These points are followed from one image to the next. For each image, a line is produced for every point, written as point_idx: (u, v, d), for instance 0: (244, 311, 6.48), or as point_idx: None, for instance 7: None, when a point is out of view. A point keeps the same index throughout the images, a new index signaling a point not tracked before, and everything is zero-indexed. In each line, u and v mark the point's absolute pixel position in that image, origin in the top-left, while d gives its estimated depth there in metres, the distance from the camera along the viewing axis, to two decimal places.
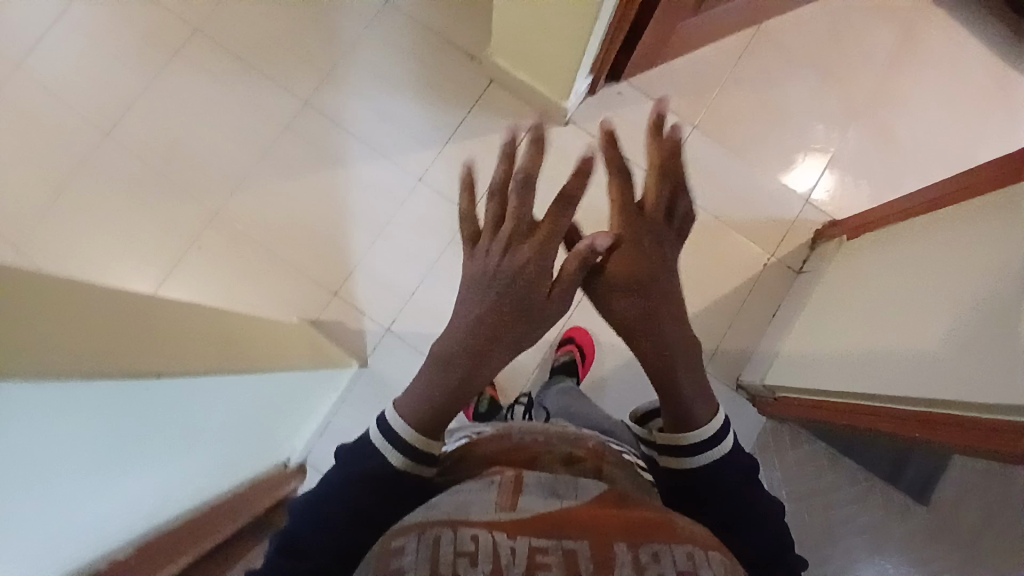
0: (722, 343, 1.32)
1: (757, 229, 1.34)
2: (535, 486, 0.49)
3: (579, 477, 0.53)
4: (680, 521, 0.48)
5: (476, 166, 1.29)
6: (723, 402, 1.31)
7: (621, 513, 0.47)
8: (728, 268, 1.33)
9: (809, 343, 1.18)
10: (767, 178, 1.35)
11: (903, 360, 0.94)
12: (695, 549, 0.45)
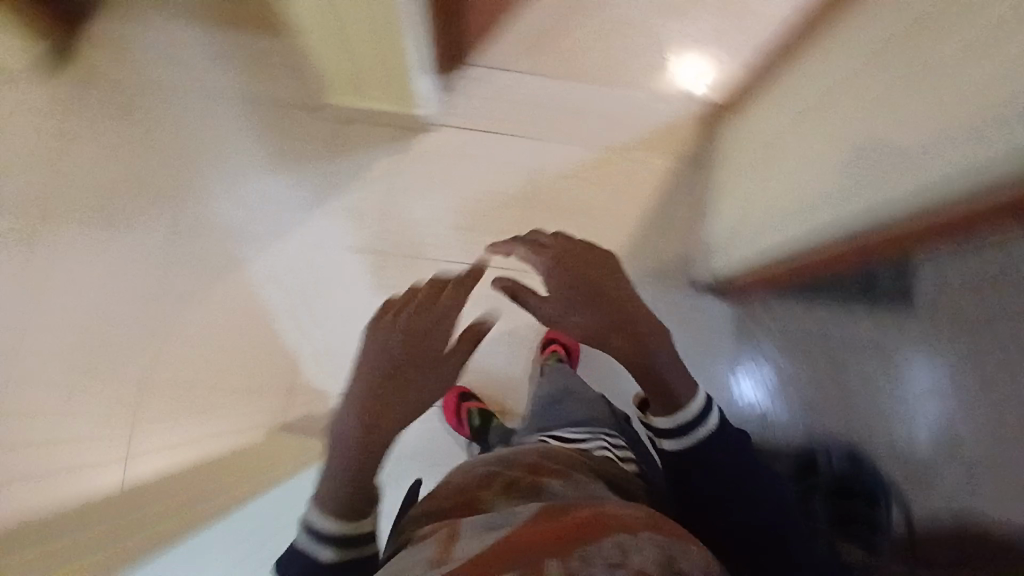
0: (672, 263, 1.31)
1: (653, 144, 1.32)
2: (473, 528, 0.51)
3: (515, 502, 0.54)
4: (612, 509, 0.51)
5: (368, 210, 1.28)
6: (694, 312, 1.31)
7: (554, 523, 0.48)
8: (645, 192, 1.32)
9: (747, 226, 1.16)
10: (640, 91, 1.33)
11: (832, 202, 0.92)
12: (625, 537, 0.47)
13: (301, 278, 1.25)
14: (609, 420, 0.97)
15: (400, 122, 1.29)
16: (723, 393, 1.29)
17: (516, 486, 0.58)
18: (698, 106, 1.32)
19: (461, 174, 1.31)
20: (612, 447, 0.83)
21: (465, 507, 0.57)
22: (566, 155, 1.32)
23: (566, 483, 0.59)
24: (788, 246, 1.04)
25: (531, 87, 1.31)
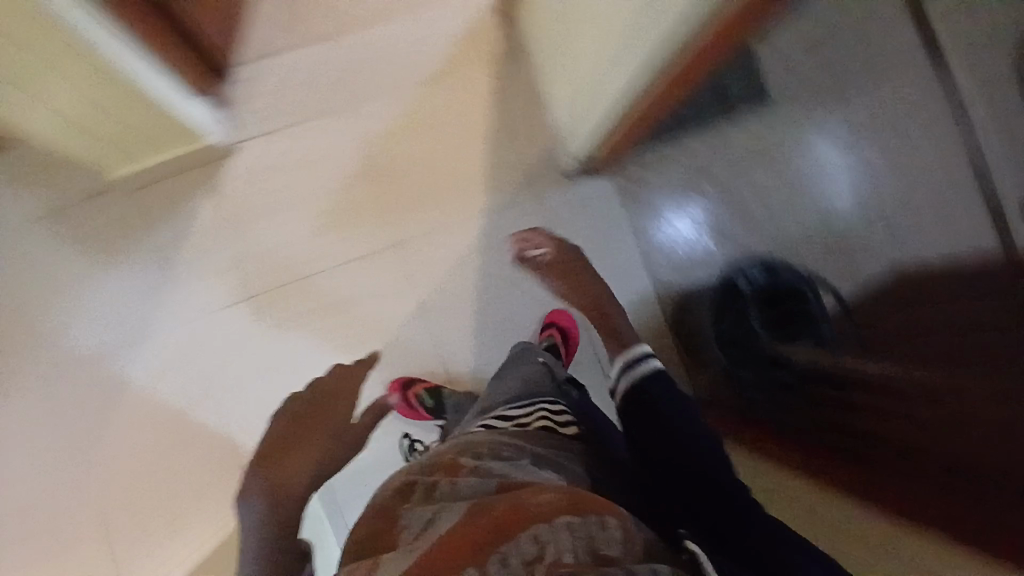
0: (532, 165, 1.26)
1: (458, 59, 1.24)
2: (411, 540, 0.70)
3: (442, 510, 0.72)
4: (530, 502, 0.69)
5: (215, 263, 1.18)
6: (574, 198, 1.28)
7: (482, 527, 0.67)
8: (474, 110, 1.25)
9: (582, 94, 1.10)
10: (421, 11, 1.23)
11: (637, 39, 0.85)
12: (538, 529, 0.66)
13: (189, 361, 1.17)
14: (548, 384, 1.03)
15: (196, 159, 1.17)
16: (636, 268, 1.30)
17: (445, 493, 0.75)
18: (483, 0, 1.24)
19: (290, 181, 1.20)
20: (553, 418, 0.93)
21: (401, 521, 0.74)
22: (383, 110, 1.22)
23: (482, 479, 0.76)
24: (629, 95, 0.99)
25: (311, 60, 1.20)
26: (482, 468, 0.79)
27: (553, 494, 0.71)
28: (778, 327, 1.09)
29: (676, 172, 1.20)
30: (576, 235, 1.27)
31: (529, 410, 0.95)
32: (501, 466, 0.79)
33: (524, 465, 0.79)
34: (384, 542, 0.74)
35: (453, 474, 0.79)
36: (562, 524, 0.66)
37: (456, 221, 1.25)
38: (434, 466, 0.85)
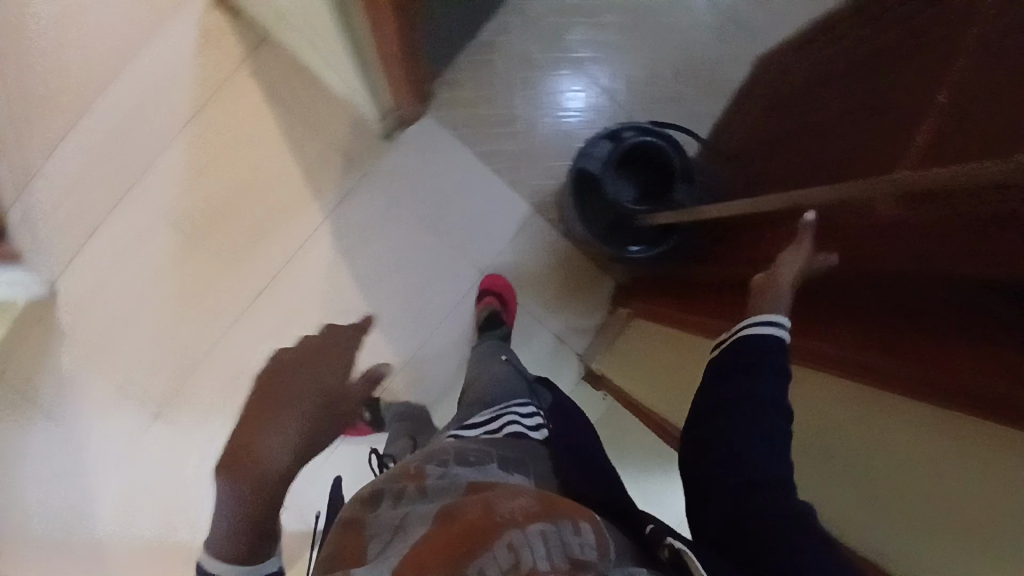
0: (347, 147, 1.14)
1: (213, 85, 1.11)
2: (378, 552, 0.54)
3: (409, 519, 0.56)
4: (501, 509, 0.52)
5: (107, 403, 1.13)
6: (405, 158, 1.16)
7: (450, 540, 0.49)
8: (258, 126, 1.12)
9: (332, 50, 0.97)
10: (148, 53, 1.10)
11: None
12: (512, 532, 0.48)
13: (124, 502, 1.13)
14: (521, 383, 0.92)
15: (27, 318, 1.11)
16: (511, 189, 1.18)
17: (416, 497, 0.60)
18: (202, 8, 1.10)
19: (122, 288, 1.12)
20: (522, 422, 0.79)
21: (366, 532, 0.58)
22: (169, 172, 1.11)
23: (451, 482, 0.62)
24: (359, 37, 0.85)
25: (72, 161, 1.10)
26: (444, 477, 0.63)
27: (522, 500, 0.53)
28: (654, 183, 1.05)
29: (500, 75, 1.17)
30: (427, 186, 1.16)
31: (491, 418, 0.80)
32: (466, 474, 0.64)
33: (489, 474, 0.65)
34: (343, 556, 0.57)
35: (417, 479, 0.63)
36: (540, 532, 0.48)
37: (301, 239, 1.14)
38: (398, 476, 0.67)
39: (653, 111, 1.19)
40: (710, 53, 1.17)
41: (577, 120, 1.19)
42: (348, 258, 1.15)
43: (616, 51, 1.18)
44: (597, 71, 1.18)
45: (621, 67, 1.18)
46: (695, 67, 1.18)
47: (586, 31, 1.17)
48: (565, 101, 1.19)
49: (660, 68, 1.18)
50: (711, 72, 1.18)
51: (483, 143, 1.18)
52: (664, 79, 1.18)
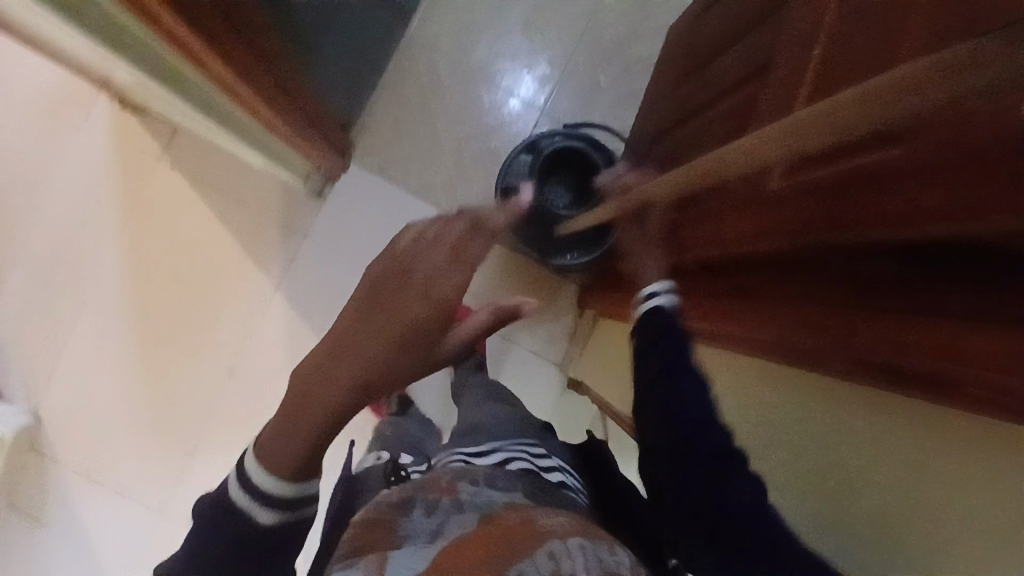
0: (284, 215, 1.14)
1: (140, 188, 1.12)
2: (417, 547, 0.43)
3: (449, 520, 0.47)
4: (540, 521, 0.45)
5: (109, 525, 1.11)
6: (341, 210, 1.15)
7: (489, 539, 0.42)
8: (193, 217, 1.13)
9: (234, 145, 0.97)
10: (67, 168, 1.12)
11: (179, 90, 0.71)
12: (556, 542, 0.41)
13: None
14: (513, 415, 0.77)
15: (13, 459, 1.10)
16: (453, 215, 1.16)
17: (451, 508, 0.49)
18: (106, 111, 1.11)
19: (95, 404, 1.12)
20: (530, 460, 0.63)
21: (392, 532, 0.46)
22: (113, 277, 1.12)
23: (487, 497, 0.51)
24: (247, 130, 0.87)
25: (21, 293, 1.11)
26: (478, 494, 0.51)
27: (560, 516, 0.47)
28: (584, 184, 1.04)
29: (416, 109, 1.17)
30: (369, 231, 1.15)
31: (497, 449, 0.64)
32: (500, 495, 0.51)
33: (519, 499, 0.52)
34: (366, 548, 0.46)
35: (448, 491, 0.52)
36: (583, 546, 0.42)
37: (257, 314, 1.13)
38: (422, 485, 0.54)
39: (574, 106, 1.18)
40: (615, 41, 1.18)
41: (502, 133, 1.18)
42: (307, 320, 1.14)
43: (524, 58, 1.18)
44: (525, 73, 1.18)
45: (534, 72, 1.18)
46: (603, 55, 1.19)
47: (490, 45, 1.18)
48: (503, 109, 1.18)
49: (571, 62, 1.18)
50: (619, 57, 1.19)
51: (414, 176, 1.16)
52: (577, 74, 1.18)
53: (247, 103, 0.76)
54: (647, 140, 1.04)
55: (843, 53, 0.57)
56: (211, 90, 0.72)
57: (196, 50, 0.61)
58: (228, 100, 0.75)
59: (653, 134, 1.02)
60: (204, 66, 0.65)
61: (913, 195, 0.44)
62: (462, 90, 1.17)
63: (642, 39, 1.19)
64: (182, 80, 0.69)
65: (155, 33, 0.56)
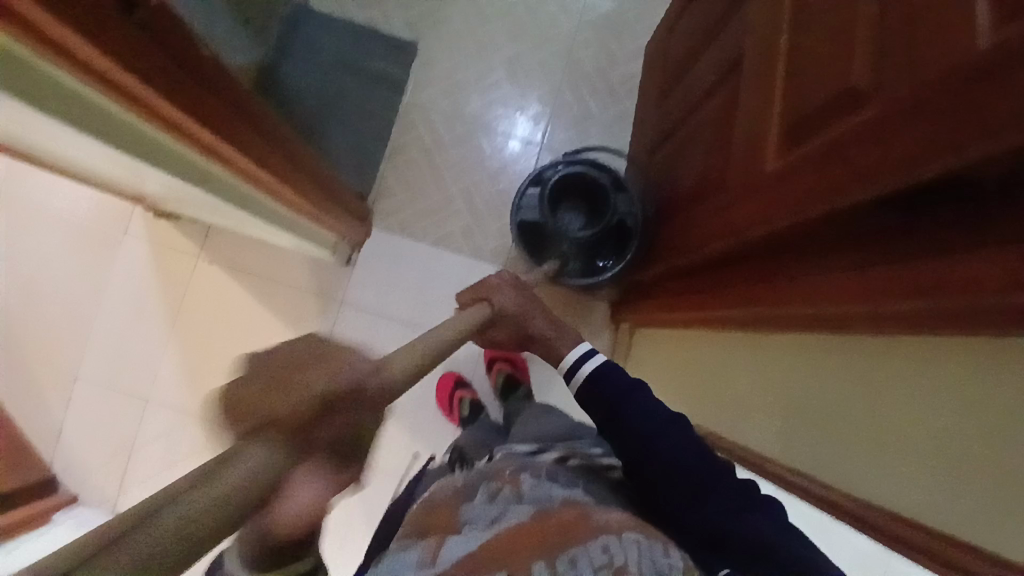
0: (318, 286, 1.20)
1: (183, 287, 1.20)
2: (476, 530, 0.50)
3: (511, 504, 0.54)
4: (596, 516, 0.50)
5: None
6: (371, 272, 1.21)
7: (547, 529, 0.48)
8: (235, 304, 1.20)
9: (265, 230, 1.04)
10: (116, 283, 1.20)
11: (213, 188, 0.78)
12: (608, 539, 0.46)
13: None
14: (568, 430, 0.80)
15: None
16: (475, 257, 1.22)
17: (511, 499, 0.55)
18: (143, 224, 1.20)
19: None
20: (586, 455, 0.70)
21: (458, 515, 0.54)
22: (170, 375, 1.18)
23: (547, 492, 0.56)
24: (279, 216, 0.94)
25: (89, 404, 1.18)
26: (538, 487, 0.57)
27: (614, 511, 0.52)
28: (594, 203, 1.07)
29: (424, 168, 1.24)
30: (394, 287, 1.21)
31: (553, 448, 0.72)
32: (559, 491, 0.56)
33: (578, 495, 0.57)
34: (430, 529, 0.54)
35: (512, 482, 0.58)
36: (637, 540, 0.47)
37: None
38: (485, 477, 0.61)
39: (570, 135, 1.24)
40: (596, 69, 1.25)
41: (508, 174, 1.24)
42: None
43: (515, 102, 1.25)
44: (519, 114, 1.25)
45: (527, 112, 1.25)
46: (588, 84, 1.25)
47: (482, 96, 1.25)
48: (504, 151, 1.24)
49: (560, 97, 1.25)
50: (604, 83, 1.25)
51: (433, 229, 1.22)
52: (566, 106, 1.25)
53: (275, 189, 0.84)
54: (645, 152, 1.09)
55: (806, 34, 0.62)
56: (241, 183, 0.79)
57: (226, 147, 0.68)
58: (258, 188, 0.82)
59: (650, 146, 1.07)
60: (233, 160, 0.71)
61: (901, 141, 0.46)
62: (464, 141, 1.24)
63: (621, 63, 1.26)
64: (215, 180, 0.77)
65: (190, 139, 0.62)
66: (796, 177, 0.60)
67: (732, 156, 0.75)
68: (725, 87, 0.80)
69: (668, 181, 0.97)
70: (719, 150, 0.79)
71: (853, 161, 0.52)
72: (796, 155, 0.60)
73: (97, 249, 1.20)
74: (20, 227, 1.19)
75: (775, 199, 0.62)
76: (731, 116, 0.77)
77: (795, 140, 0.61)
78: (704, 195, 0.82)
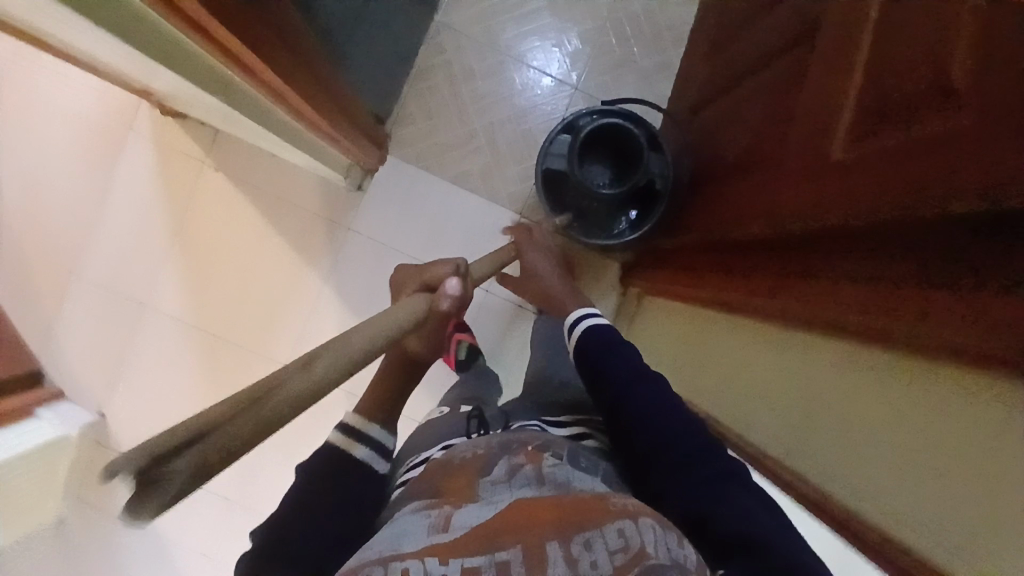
0: (324, 209, 1.15)
1: (185, 192, 1.14)
2: (489, 502, 0.47)
3: (527, 484, 0.50)
4: (612, 499, 0.47)
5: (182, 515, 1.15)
6: (382, 200, 1.16)
7: (563, 508, 0.45)
8: (237, 217, 1.15)
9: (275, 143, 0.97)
10: (117, 184, 1.15)
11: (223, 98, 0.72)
12: (624, 521, 0.43)
13: None
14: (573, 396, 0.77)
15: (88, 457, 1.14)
16: (492, 200, 1.16)
17: (532, 480, 0.51)
18: (149, 124, 1.14)
19: (164, 404, 1.15)
20: (600, 438, 0.68)
21: (472, 487, 0.51)
22: (168, 283, 1.15)
23: (569, 478, 0.52)
24: (294, 134, 0.88)
25: (81, 300, 1.15)
26: (559, 470, 0.54)
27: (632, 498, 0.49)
28: (625, 160, 1.01)
29: (447, 97, 1.16)
30: (412, 222, 1.16)
31: (570, 424, 0.69)
32: (581, 480, 0.53)
33: (597, 484, 0.54)
34: (444, 499, 0.50)
35: (533, 460, 0.55)
36: (652, 527, 0.44)
37: (307, 311, 1.15)
38: (507, 445, 0.58)
39: (608, 80, 1.16)
40: (644, 11, 1.16)
41: (535, 115, 1.16)
42: (361, 317, 1.14)
43: (553, 36, 1.16)
44: (556, 51, 1.16)
45: (564, 49, 1.16)
46: (633, 27, 1.16)
47: (517, 26, 1.16)
48: (536, 89, 1.16)
49: (601, 37, 1.16)
50: (649, 26, 1.16)
51: (450, 166, 1.16)
52: (607, 49, 1.16)
53: (295, 107, 0.77)
54: (686, 111, 1.02)
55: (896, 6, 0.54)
56: (254, 96, 0.72)
57: (243, 59, 0.62)
58: (274, 104, 0.76)
59: (692, 104, 0.99)
60: (249, 72, 0.65)
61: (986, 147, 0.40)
62: (493, 72, 1.16)
63: (672, 7, 1.16)
64: (233, 93, 0.71)
65: (205, 44, 0.56)
66: (857, 172, 0.54)
67: (789, 133, 0.69)
68: (792, 53, 0.73)
69: (710, 148, 0.91)
70: (774, 124, 0.73)
71: (926, 165, 0.46)
72: (864, 146, 0.55)
73: (98, 141, 1.14)
74: (18, 108, 1.12)
75: (834, 192, 0.57)
76: (793, 92, 0.70)
77: (863, 129, 0.56)
78: (749, 171, 0.77)
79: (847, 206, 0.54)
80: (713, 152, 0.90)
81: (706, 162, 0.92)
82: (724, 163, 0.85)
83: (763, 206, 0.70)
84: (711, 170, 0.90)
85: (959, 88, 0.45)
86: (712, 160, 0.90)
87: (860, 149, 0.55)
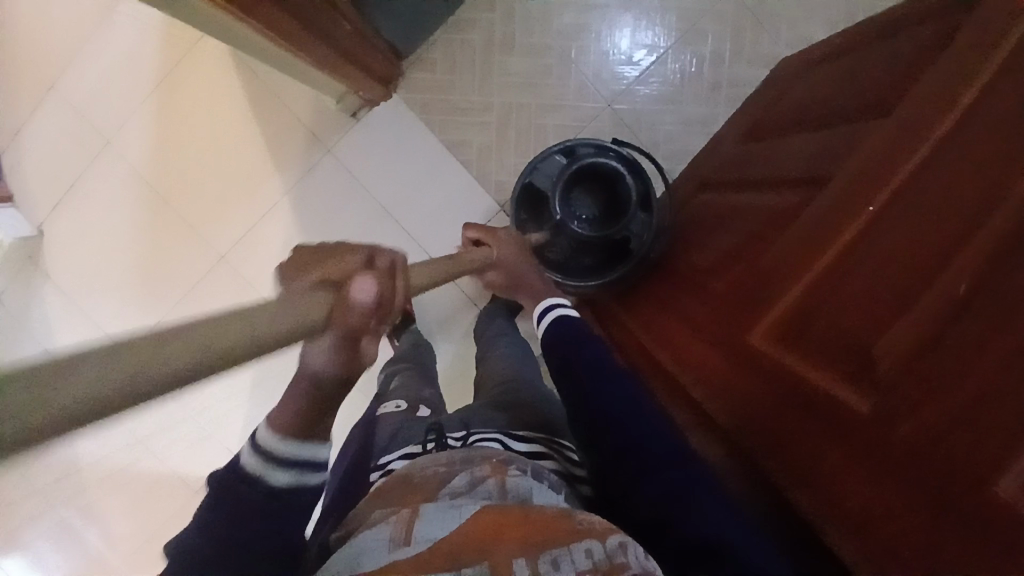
0: (313, 125, 1.09)
1: (180, 54, 1.09)
2: (453, 508, 0.42)
3: (491, 494, 0.45)
4: (578, 516, 0.45)
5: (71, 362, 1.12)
6: (374, 136, 1.10)
7: (529, 523, 0.42)
8: (224, 98, 1.09)
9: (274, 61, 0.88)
10: (113, 20, 1.09)
11: (187, 7, 0.65)
12: (589, 540, 0.41)
13: None
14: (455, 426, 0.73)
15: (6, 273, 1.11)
16: (480, 179, 1.10)
17: (494, 493, 0.45)
18: None
19: (98, 281, 1.12)
20: (563, 457, 0.62)
21: (430, 491, 0.45)
22: (138, 135, 1.11)
23: (535, 492, 0.47)
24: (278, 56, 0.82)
25: (51, 120, 1.11)
26: (526, 483, 0.48)
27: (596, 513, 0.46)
28: (614, 203, 0.94)
29: (476, 60, 1.08)
30: (394, 169, 1.10)
31: (539, 442, 0.63)
32: (545, 493, 0.48)
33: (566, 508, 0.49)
34: (400, 503, 0.44)
35: (497, 471, 0.49)
36: (621, 547, 0.42)
37: (264, 213, 1.11)
38: (470, 457, 0.51)
39: (647, 109, 1.07)
40: (710, 52, 1.06)
41: (561, 114, 1.08)
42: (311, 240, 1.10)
43: (608, 42, 1.07)
44: (603, 58, 1.07)
45: (616, 59, 1.07)
46: (692, 64, 1.06)
47: (576, 17, 1.07)
48: (571, 88, 1.08)
49: (659, 64, 1.07)
50: (711, 73, 1.06)
51: (455, 129, 1.09)
52: (656, 76, 1.07)
53: (278, 30, 0.70)
54: (697, 181, 0.95)
55: (880, 227, 0.51)
56: (220, 17, 0.66)
57: None
58: (247, 28, 0.69)
59: (709, 171, 0.92)
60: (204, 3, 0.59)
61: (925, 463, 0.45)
62: (534, 53, 1.07)
63: (741, 58, 1.06)
64: (201, 10, 0.66)
65: None
66: (789, 378, 0.57)
67: (742, 275, 0.66)
68: (794, 193, 0.65)
69: (696, 232, 0.85)
70: (739, 253, 0.69)
71: (861, 427, 0.50)
72: (791, 348, 0.58)
73: None
74: None
75: (761, 382, 0.61)
76: (765, 230, 0.66)
77: (796, 330, 0.57)
78: (711, 284, 0.73)
79: (780, 406, 0.58)
80: (693, 241, 0.84)
81: (690, 241, 0.86)
82: (702, 249, 0.80)
83: (703, 328, 0.72)
84: (691, 251, 0.84)
85: (888, 366, 0.47)
86: (695, 244, 0.83)
87: (783, 357, 0.58)
